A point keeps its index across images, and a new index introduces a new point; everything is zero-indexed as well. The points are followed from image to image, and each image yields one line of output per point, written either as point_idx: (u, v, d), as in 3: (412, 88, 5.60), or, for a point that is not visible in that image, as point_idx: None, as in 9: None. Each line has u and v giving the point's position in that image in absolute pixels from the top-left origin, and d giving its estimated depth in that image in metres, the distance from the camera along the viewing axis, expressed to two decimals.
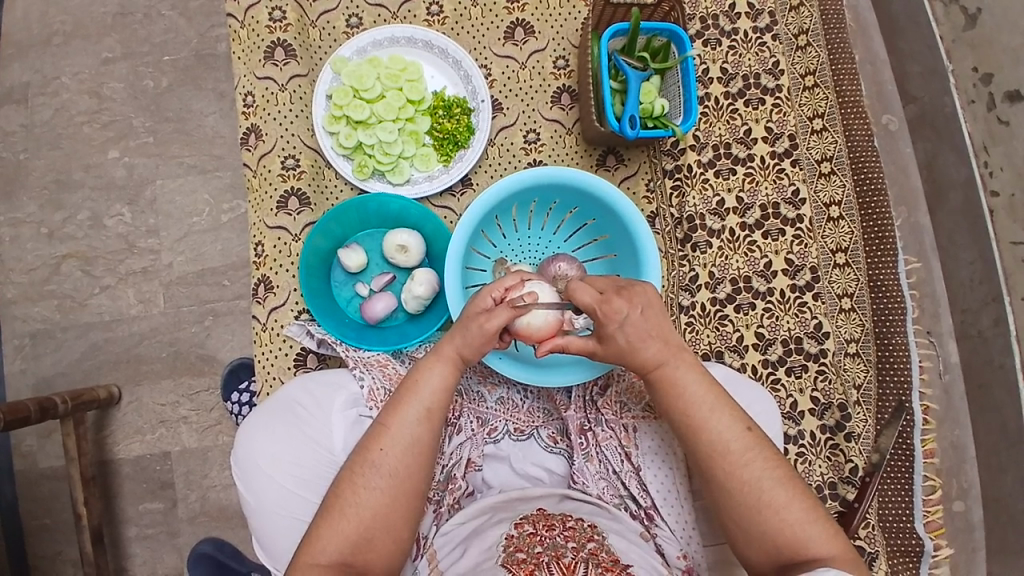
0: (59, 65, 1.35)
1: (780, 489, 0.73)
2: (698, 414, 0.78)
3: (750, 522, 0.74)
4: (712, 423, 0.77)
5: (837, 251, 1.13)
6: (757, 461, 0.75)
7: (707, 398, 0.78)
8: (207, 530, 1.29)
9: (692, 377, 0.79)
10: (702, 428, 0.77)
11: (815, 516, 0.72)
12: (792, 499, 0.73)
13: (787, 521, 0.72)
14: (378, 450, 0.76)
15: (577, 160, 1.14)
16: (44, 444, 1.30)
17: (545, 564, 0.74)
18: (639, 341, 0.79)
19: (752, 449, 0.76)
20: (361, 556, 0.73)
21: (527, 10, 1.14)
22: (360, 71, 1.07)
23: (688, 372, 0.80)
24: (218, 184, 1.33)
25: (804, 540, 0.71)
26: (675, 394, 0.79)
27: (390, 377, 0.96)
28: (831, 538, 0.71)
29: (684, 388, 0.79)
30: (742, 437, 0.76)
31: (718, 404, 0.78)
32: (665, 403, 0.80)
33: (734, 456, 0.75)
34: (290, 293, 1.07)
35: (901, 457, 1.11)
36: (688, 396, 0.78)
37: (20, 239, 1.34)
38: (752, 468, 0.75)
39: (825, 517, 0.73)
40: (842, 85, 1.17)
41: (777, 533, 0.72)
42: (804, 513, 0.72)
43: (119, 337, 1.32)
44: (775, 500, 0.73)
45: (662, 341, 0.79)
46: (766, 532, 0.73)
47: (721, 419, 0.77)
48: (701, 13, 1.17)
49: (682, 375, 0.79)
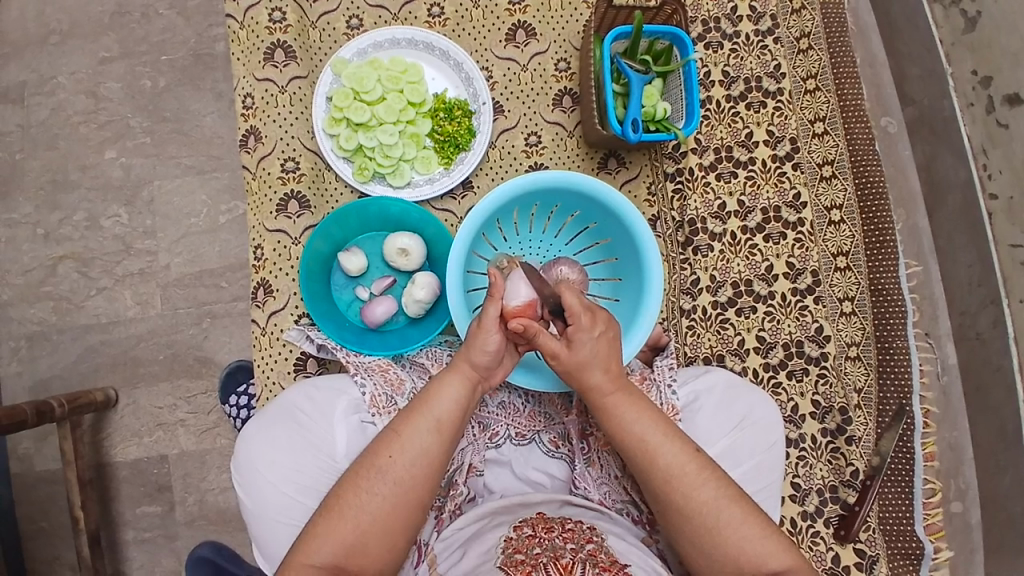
0: (56, 64, 1.34)
1: (737, 507, 0.75)
2: (650, 438, 0.78)
3: (710, 543, 0.74)
4: (664, 448, 0.77)
5: (838, 255, 1.13)
6: (712, 480, 0.76)
7: (654, 422, 0.79)
8: (206, 533, 1.28)
9: (640, 403, 0.80)
10: (655, 455, 0.77)
11: (770, 532, 0.74)
12: (748, 514, 0.74)
13: (747, 539, 0.73)
14: (388, 457, 0.76)
15: (578, 163, 1.13)
16: (40, 446, 1.29)
17: (543, 565, 0.73)
18: (597, 360, 0.79)
19: (705, 469, 0.77)
20: (355, 561, 0.73)
21: (529, 12, 1.14)
22: (361, 72, 1.06)
23: (632, 401, 0.80)
24: (216, 184, 1.31)
25: (761, 556, 0.73)
26: (624, 420, 0.79)
27: (392, 382, 0.94)
28: (785, 551, 0.74)
29: (634, 417, 0.79)
30: (695, 459, 0.77)
31: (668, 431, 0.79)
32: (613, 430, 0.80)
33: (690, 478, 0.76)
34: (290, 297, 1.07)
35: (901, 462, 1.10)
36: (636, 420, 0.79)
37: (16, 240, 1.33)
38: (708, 488, 0.75)
39: (776, 529, 0.75)
40: (843, 88, 1.15)
41: (737, 553, 0.73)
42: (759, 528, 0.74)
43: (117, 339, 1.31)
44: (734, 519, 0.74)
45: (612, 369, 0.80)
46: (727, 552, 0.74)
47: (673, 444, 0.78)
48: (703, 15, 1.16)
49: (627, 406, 0.80)
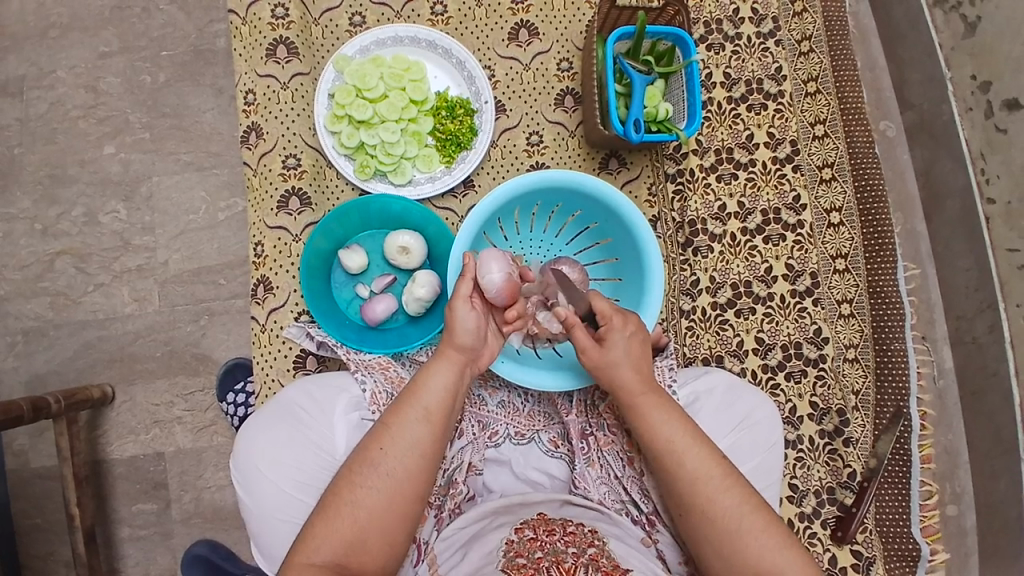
0: (55, 59, 1.33)
1: (759, 514, 0.75)
2: (678, 441, 0.79)
3: (729, 550, 0.74)
4: (691, 453, 0.78)
5: (838, 257, 1.13)
6: (735, 488, 0.76)
7: (683, 427, 0.80)
8: (201, 531, 1.28)
9: (669, 406, 0.82)
10: (681, 459, 0.78)
11: (788, 543, 0.74)
12: (768, 524, 0.74)
13: (767, 549, 0.73)
14: (379, 449, 0.76)
15: (580, 163, 1.14)
16: (36, 442, 1.28)
17: (545, 568, 0.73)
18: (629, 360, 0.83)
19: (730, 476, 0.77)
20: (355, 558, 0.72)
21: (532, 12, 1.14)
22: (363, 69, 1.06)
23: (662, 404, 0.82)
24: (216, 181, 1.31)
25: (781, 565, 0.72)
26: (654, 421, 0.81)
27: (392, 380, 0.95)
28: (802, 561, 0.73)
29: (663, 420, 0.80)
30: (720, 465, 0.77)
31: (696, 436, 0.79)
32: (642, 431, 0.81)
33: (716, 483, 0.76)
34: (290, 294, 1.06)
35: (898, 463, 1.11)
36: (666, 423, 0.80)
37: (13, 234, 1.32)
38: (731, 495, 0.75)
39: (796, 540, 0.75)
40: (844, 92, 1.16)
41: (757, 562, 0.72)
42: (781, 537, 0.74)
43: (114, 335, 1.30)
44: (755, 527, 0.74)
45: (641, 372, 0.83)
46: (746, 560, 0.73)
47: (700, 449, 0.78)
48: (705, 17, 1.17)
49: (657, 408, 0.81)
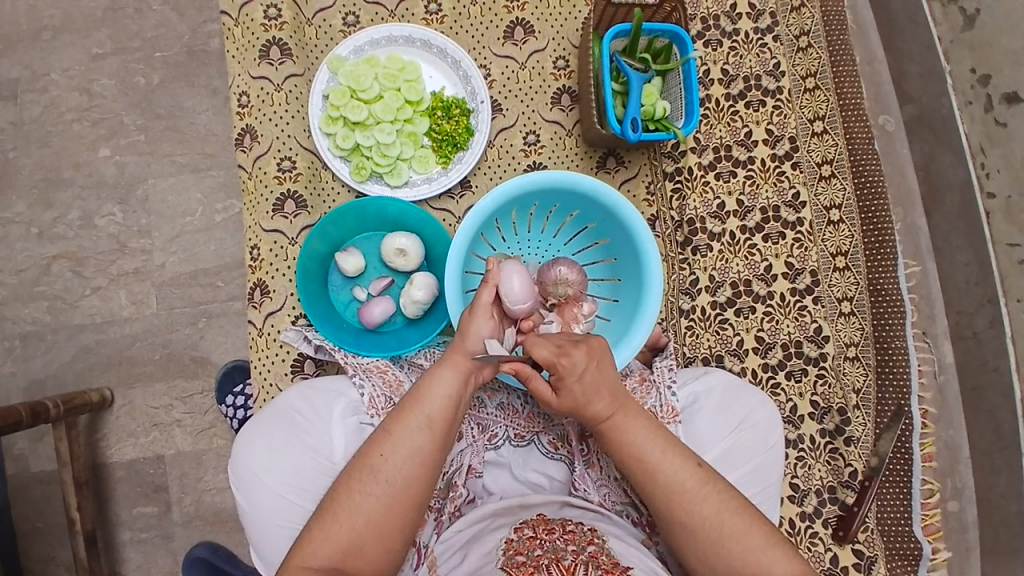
0: (48, 61, 1.32)
1: (739, 519, 0.74)
2: (650, 455, 0.77)
3: (713, 556, 0.74)
4: (665, 464, 0.77)
5: (837, 254, 1.12)
6: (714, 494, 0.75)
7: (654, 439, 0.78)
8: (202, 534, 1.28)
9: (638, 421, 0.79)
10: (655, 472, 0.77)
11: (773, 541, 0.73)
12: (751, 526, 0.74)
13: (751, 551, 0.73)
14: (379, 456, 0.76)
15: (577, 163, 1.13)
16: (36, 447, 1.28)
17: (545, 565, 0.73)
18: (591, 394, 0.77)
19: (707, 483, 0.76)
20: (352, 564, 0.72)
21: (527, 9, 1.12)
22: (357, 70, 1.05)
23: (635, 419, 0.79)
24: (211, 182, 1.30)
25: (768, 564, 0.72)
26: (624, 440, 0.79)
27: (390, 384, 0.94)
28: (791, 560, 0.73)
29: (633, 437, 0.78)
30: (695, 473, 0.77)
31: (668, 447, 0.78)
32: (614, 450, 0.79)
33: (691, 493, 0.76)
34: (287, 298, 1.06)
35: (899, 460, 1.10)
36: (636, 439, 0.78)
37: (9, 238, 1.31)
38: (710, 502, 0.75)
39: (780, 539, 0.74)
40: (843, 88, 1.15)
41: (741, 565, 0.72)
42: (764, 537, 0.73)
43: (112, 338, 1.30)
44: (738, 530, 0.73)
45: (609, 395, 0.78)
46: (732, 564, 0.73)
47: (673, 459, 0.77)
48: (703, 13, 1.16)
49: (626, 424, 0.79)
